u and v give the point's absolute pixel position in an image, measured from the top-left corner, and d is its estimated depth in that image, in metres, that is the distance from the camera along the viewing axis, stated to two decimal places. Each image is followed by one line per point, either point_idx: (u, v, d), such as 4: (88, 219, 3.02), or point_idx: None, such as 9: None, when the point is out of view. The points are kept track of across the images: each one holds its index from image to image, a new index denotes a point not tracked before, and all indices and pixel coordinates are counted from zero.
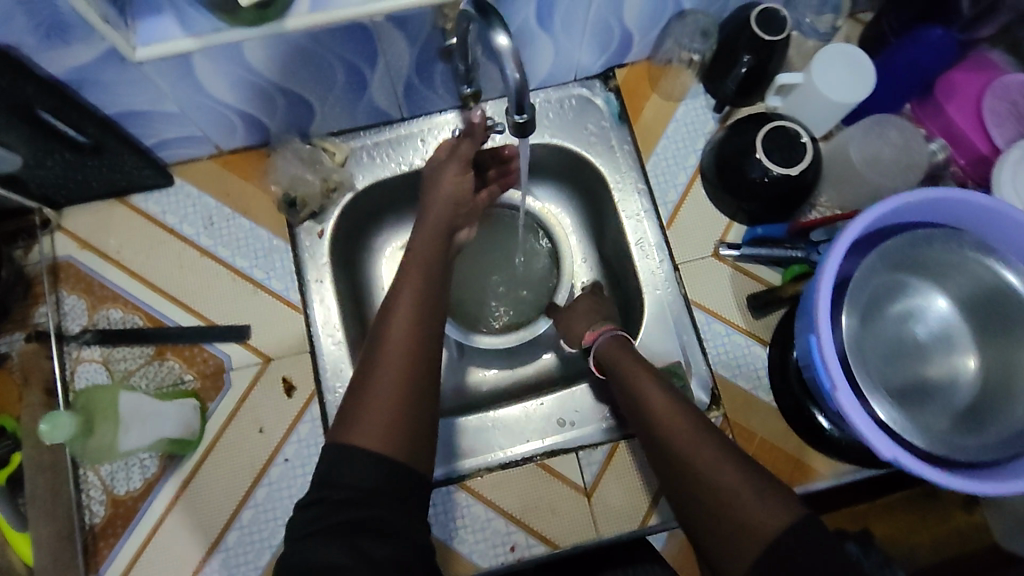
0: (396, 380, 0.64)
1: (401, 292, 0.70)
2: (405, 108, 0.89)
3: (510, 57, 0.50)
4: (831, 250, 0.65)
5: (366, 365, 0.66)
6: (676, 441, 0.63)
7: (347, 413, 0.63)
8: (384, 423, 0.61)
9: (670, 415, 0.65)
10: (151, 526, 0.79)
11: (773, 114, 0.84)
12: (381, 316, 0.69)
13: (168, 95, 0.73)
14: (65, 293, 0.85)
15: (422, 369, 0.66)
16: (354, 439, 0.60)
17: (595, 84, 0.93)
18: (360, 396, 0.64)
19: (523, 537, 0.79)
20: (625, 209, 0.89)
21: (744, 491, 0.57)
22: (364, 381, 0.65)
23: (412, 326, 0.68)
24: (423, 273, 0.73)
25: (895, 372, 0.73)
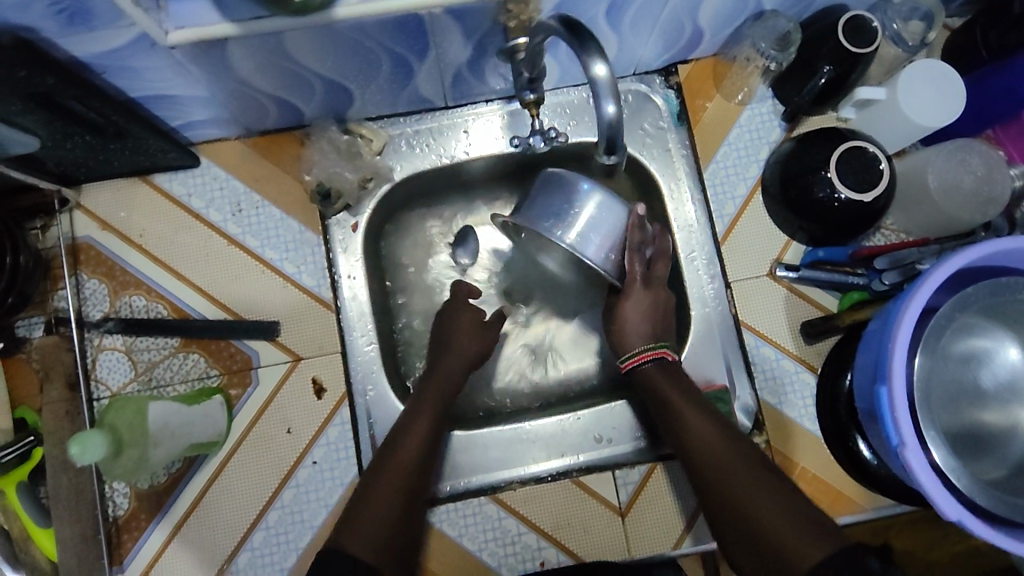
0: (397, 502, 0.64)
1: (415, 423, 0.71)
2: (450, 97, 0.83)
3: (609, 92, 0.50)
4: (922, 283, 0.61)
5: (370, 481, 0.66)
6: (730, 474, 0.62)
7: (344, 523, 0.62)
8: (377, 538, 0.61)
9: (719, 446, 0.64)
10: (177, 519, 0.77)
11: (849, 131, 0.78)
12: (390, 439, 0.70)
13: (198, 79, 0.67)
14: (85, 276, 0.81)
15: (418, 497, 0.67)
16: (345, 546, 0.59)
17: (655, 79, 0.87)
18: (358, 509, 0.63)
19: (553, 553, 0.78)
20: (677, 219, 0.85)
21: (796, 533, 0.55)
22: (363, 495, 0.64)
23: (419, 460, 0.69)
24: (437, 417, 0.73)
25: (953, 417, 0.70)
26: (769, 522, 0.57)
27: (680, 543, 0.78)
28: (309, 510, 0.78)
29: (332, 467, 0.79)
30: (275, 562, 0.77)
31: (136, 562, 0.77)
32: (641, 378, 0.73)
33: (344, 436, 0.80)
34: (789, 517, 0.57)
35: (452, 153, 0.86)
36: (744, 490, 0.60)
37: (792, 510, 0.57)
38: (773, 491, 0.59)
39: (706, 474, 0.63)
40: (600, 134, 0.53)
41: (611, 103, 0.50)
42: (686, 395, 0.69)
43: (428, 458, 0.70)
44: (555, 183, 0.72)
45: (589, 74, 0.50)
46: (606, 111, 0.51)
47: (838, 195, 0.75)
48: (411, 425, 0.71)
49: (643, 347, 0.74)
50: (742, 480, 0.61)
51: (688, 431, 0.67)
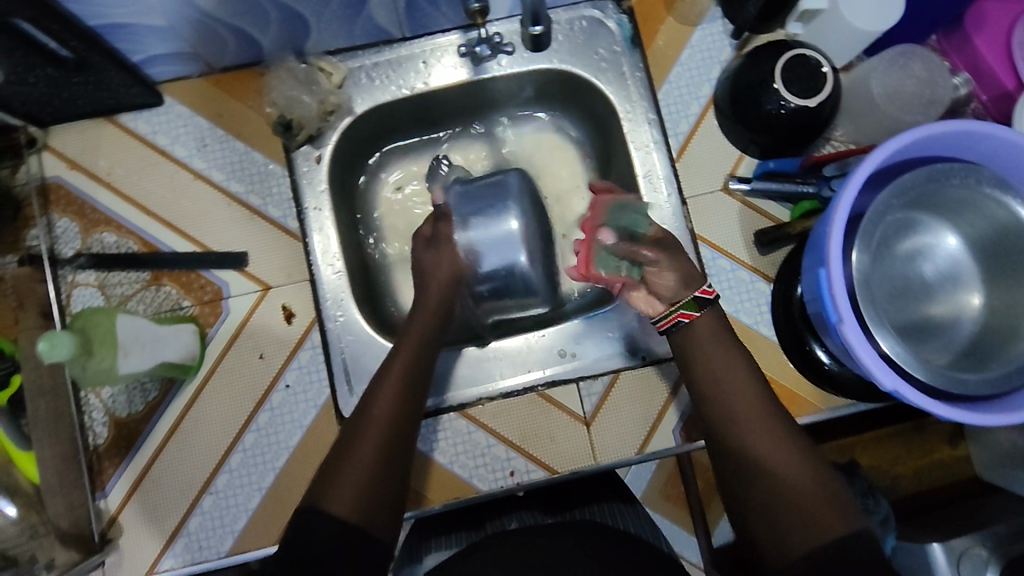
0: (379, 447, 0.63)
1: (389, 373, 0.69)
2: (406, 27, 0.85)
3: None
4: (846, 184, 0.63)
5: (345, 439, 0.64)
6: (757, 430, 0.60)
7: (324, 481, 0.61)
8: (359, 486, 0.60)
9: (760, 409, 0.61)
10: (157, 445, 0.80)
11: (793, 42, 0.80)
12: (365, 395, 0.68)
13: (153, 4, 0.69)
14: (56, 215, 0.83)
15: (403, 448, 0.65)
16: (322, 504, 0.59)
17: (608, 5, 0.88)
18: (336, 466, 0.62)
19: (522, 463, 0.80)
20: (634, 140, 0.86)
21: (824, 501, 0.55)
22: (341, 449, 0.63)
23: (398, 410, 0.66)
24: (414, 365, 0.71)
25: (898, 312, 0.73)
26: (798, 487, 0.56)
27: (644, 448, 0.81)
28: (284, 431, 0.80)
29: (305, 389, 0.81)
30: (252, 482, 0.79)
31: (119, 486, 0.79)
32: (690, 331, 0.67)
33: (316, 358, 0.82)
34: (814, 487, 0.56)
35: (411, 84, 0.87)
36: (776, 456, 0.58)
37: (814, 479, 0.56)
38: (796, 455, 0.58)
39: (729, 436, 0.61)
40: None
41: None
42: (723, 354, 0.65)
43: (409, 409, 0.67)
44: (484, 186, 0.89)
45: None
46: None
47: (784, 103, 0.77)
48: (385, 377, 0.69)
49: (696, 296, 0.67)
50: (768, 444, 0.59)
51: (725, 379, 0.63)
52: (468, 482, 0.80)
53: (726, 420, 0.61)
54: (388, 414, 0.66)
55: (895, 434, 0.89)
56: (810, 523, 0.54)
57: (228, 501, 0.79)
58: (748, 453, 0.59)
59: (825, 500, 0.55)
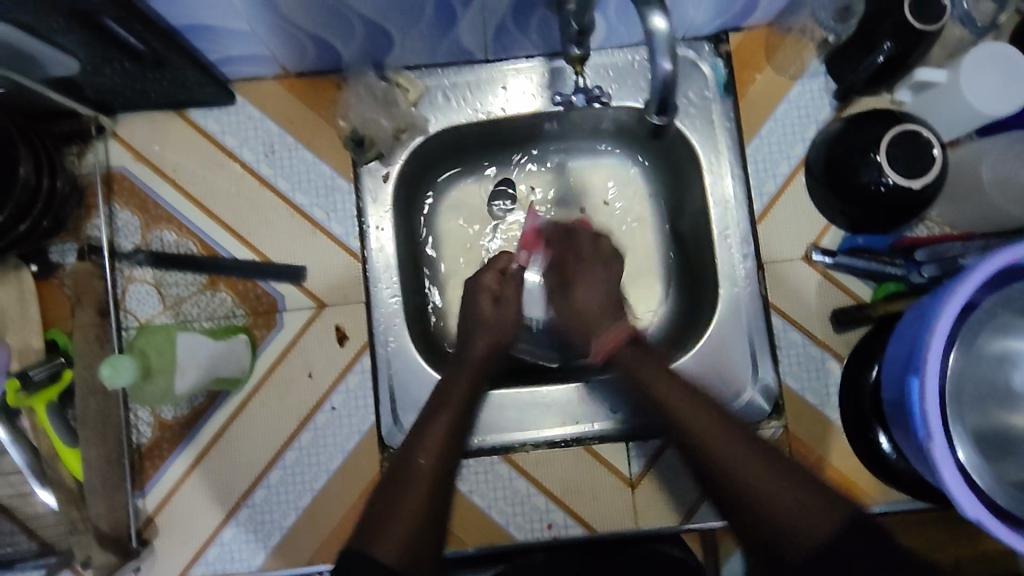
0: (427, 502, 0.62)
1: (435, 426, 0.67)
2: (490, 49, 0.80)
3: (666, 48, 0.51)
4: (958, 286, 0.60)
5: (391, 484, 0.63)
6: (716, 442, 0.62)
7: (371, 527, 0.59)
8: (407, 541, 0.58)
9: (719, 430, 0.62)
10: (198, 451, 0.79)
11: (903, 115, 0.76)
12: (411, 441, 0.67)
13: (241, 12, 0.66)
14: (118, 207, 0.81)
15: (444, 502, 0.63)
16: (370, 551, 0.57)
17: (703, 46, 0.83)
18: (381, 515, 0.60)
19: (560, 516, 0.79)
20: (714, 194, 0.82)
21: (795, 503, 0.56)
22: (389, 498, 0.61)
23: (443, 464, 0.65)
24: (459, 416, 0.69)
25: (979, 418, 0.65)
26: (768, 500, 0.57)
27: (686, 518, 0.78)
28: (326, 453, 0.79)
29: (350, 413, 0.80)
30: (289, 501, 0.79)
31: (158, 488, 0.79)
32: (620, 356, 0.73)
33: (364, 384, 0.80)
34: (790, 494, 0.57)
35: (488, 108, 0.84)
36: (738, 465, 0.60)
37: (781, 482, 0.58)
38: (765, 466, 0.59)
39: (692, 444, 0.63)
40: (652, 94, 0.56)
41: (667, 61, 0.52)
42: (672, 385, 0.67)
43: (453, 459, 0.66)
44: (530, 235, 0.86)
45: (648, 26, 0.51)
46: (662, 68, 0.53)
47: (883, 180, 0.72)
48: (432, 426, 0.67)
49: (615, 329, 0.75)
50: (733, 456, 0.60)
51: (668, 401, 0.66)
52: (505, 528, 0.79)
53: (681, 428, 0.64)
54: (432, 468, 0.64)
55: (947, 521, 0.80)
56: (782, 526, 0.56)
57: (264, 516, 0.79)
58: (709, 464, 0.61)
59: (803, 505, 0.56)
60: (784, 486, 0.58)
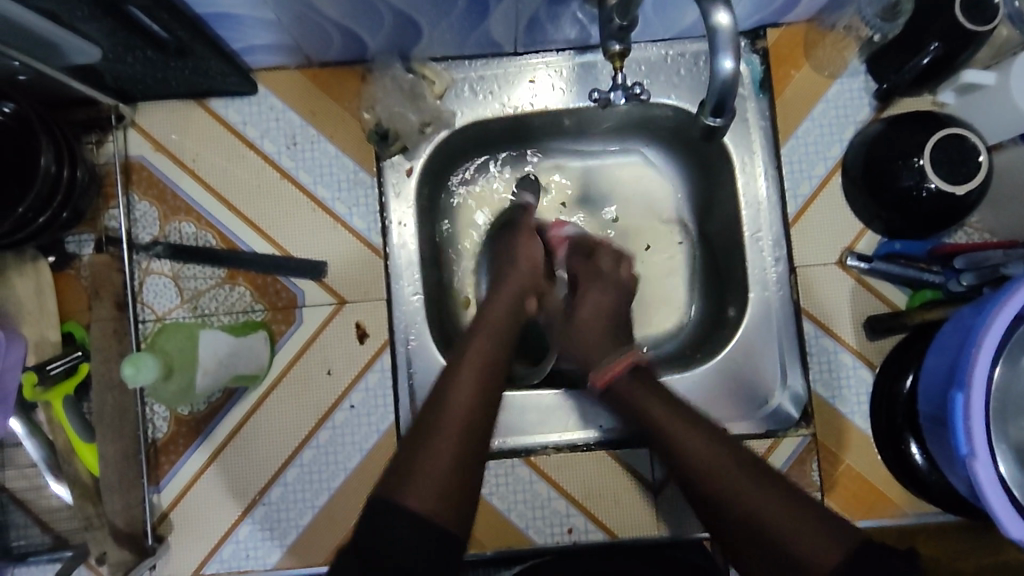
0: (462, 436, 0.57)
1: (468, 356, 0.63)
2: (520, 42, 0.78)
3: (730, 47, 0.49)
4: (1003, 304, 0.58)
5: (425, 421, 0.58)
6: (726, 480, 0.58)
7: (401, 469, 0.54)
8: (439, 486, 0.53)
9: (706, 448, 0.60)
10: (214, 447, 0.78)
11: (948, 117, 0.73)
12: (441, 379, 0.62)
13: (270, 0, 0.64)
14: (136, 197, 0.80)
15: (481, 445, 0.58)
16: (402, 497, 0.52)
17: (739, 42, 0.81)
18: (412, 455, 0.55)
19: (581, 521, 0.77)
20: (747, 194, 0.80)
21: (808, 540, 0.52)
22: (418, 439, 0.56)
23: (480, 399, 0.60)
24: (494, 346, 0.65)
25: (1021, 433, 0.63)
26: (773, 523, 0.54)
27: (710, 525, 0.77)
28: (344, 452, 0.78)
29: (369, 412, 0.78)
30: (306, 499, 0.77)
31: (174, 483, 0.78)
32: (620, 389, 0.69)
33: (383, 383, 0.79)
34: (806, 529, 0.53)
35: (516, 103, 0.81)
36: (751, 502, 0.56)
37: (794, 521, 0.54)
38: (763, 488, 0.57)
39: (699, 487, 0.59)
40: (710, 95, 0.53)
41: (729, 59, 0.50)
42: (670, 408, 0.65)
43: (491, 383, 0.62)
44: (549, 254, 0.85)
45: (709, 23, 0.49)
46: (722, 66, 0.50)
47: (926, 184, 0.70)
48: (467, 356, 0.63)
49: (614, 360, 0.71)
50: (724, 478, 0.58)
51: (675, 437, 0.62)
52: (524, 532, 0.77)
53: (690, 472, 0.60)
54: (470, 401, 0.59)
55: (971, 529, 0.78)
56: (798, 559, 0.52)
57: (280, 514, 0.77)
58: (722, 503, 0.57)
59: (808, 527, 0.53)
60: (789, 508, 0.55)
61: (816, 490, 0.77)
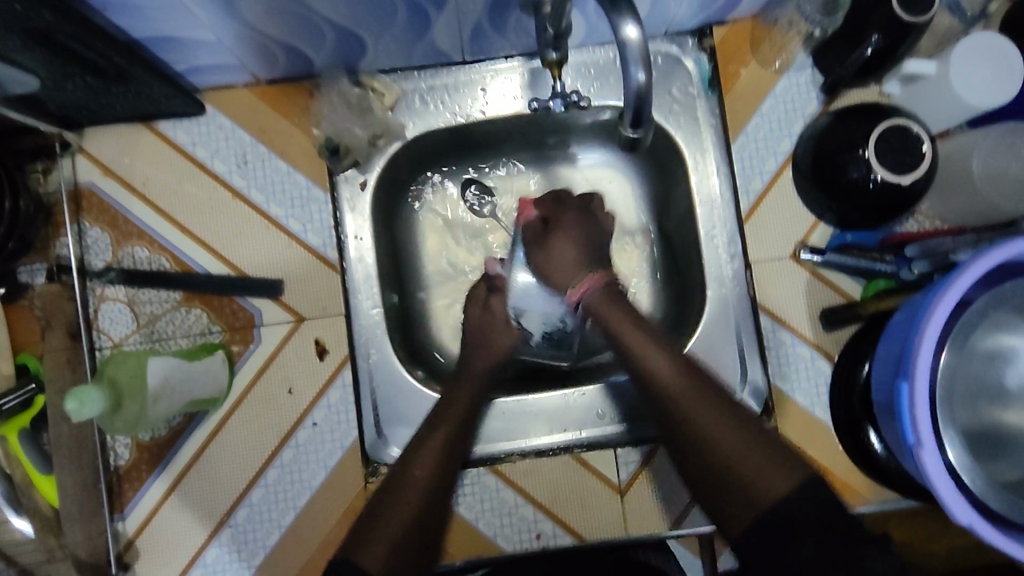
0: (414, 509, 0.62)
1: (434, 435, 0.68)
2: (467, 51, 0.78)
3: (638, 58, 0.50)
4: (940, 297, 0.58)
5: (388, 489, 0.63)
6: (686, 405, 0.61)
7: (358, 537, 0.59)
8: (389, 550, 0.58)
9: (691, 386, 0.62)
10: (175, 475, 0.77)
11: (892, 108, 0.74)
12: (407, 450, 0.67)
13: (205, 23, 0.64)
14: (87, 224, 0.79)
15: (436, 512, 0.63)
16: (357, 559, 0.57)
17: (686, 41, 0.81)
18: (373, 519, 0.61)
19: (549, 526, 0.78)
20: (699, 192, 0.80)
21: (763, 465, 0.57)
22: (375, 511, 0.61)
23: (436, 471, 0.65)
24: (464, 423, 0.70)
25: (970, 416, 0.64)
26: (720, 450, 0.59)
27: (678, 522, 0.77)
28: (309, 470, 0.78)
29: (332, 429, 0.78)
30: (273, 519, 0.77)
31: (138, 510, 0.77)
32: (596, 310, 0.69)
33: (345, 399, 0.78)
34: (760, 458, 0.58)
35: (466, 111, 0.81)
36: (713, 433, 0.59)
37: (754, 452, 0.58)
38: (736, 428, 0.59)
39: (670, 415, 0.62)
40: (629, 105, 0.54)
41: (641, 72, 0.51)
42: (639, 327, 0.66)
43: (448, 468, 0.67)
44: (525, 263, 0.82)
45: (620, 36, 0.50)
46: (635, 78, 0.51)
47: (873, 176, 0.71)
48: (429, 438, 0.68)
49: (581, 279, 0.72)
50: (696, 405, 0.61)
51: (643, 355, 0.64)
52: (493, 540, 0.77)
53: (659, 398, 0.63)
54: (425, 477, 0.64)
55: (932, 512, 0.79)
56: (748, 481, 0.57)
57: (247, 536, 0.77)
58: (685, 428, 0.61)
59: (768, 462, 0.57)
60: (749, 441, 0.59)
61: None
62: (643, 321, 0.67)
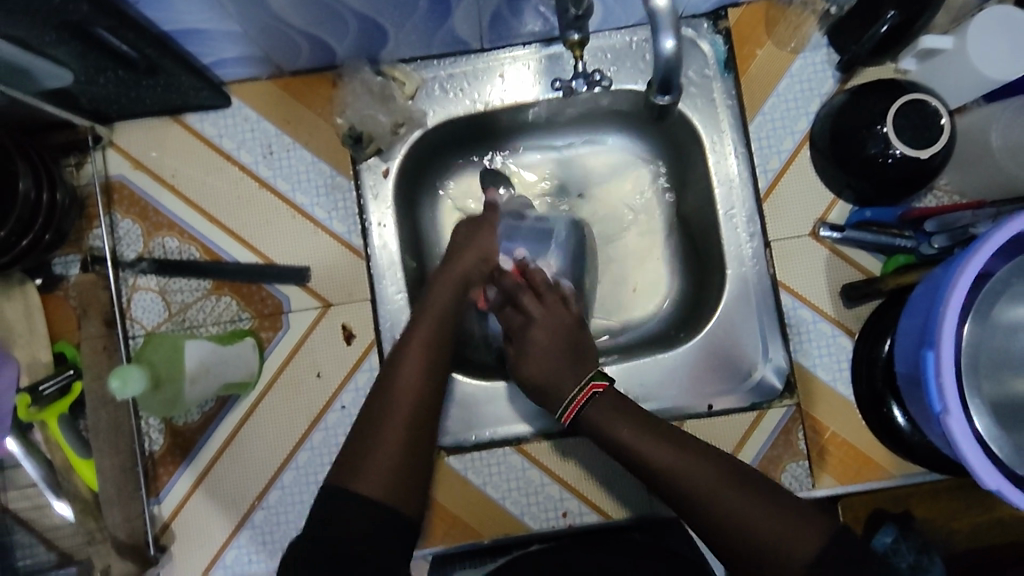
0: (405, 426, 0.63)
1: (410, 342, 0.68)
2: (486, 38, 0.79)
3: (670, 23, 0.51)
4: (965, 266, 0.59)
5: (372, 412, 0.64)
6: (707, 486, 0.60)
7: (351, 459, 0.61)
8: (386, 470, 0.60)
9: (690, 459, 0.62)
10: (202, 467, 0.79)
11: (910, 85, 0.75)
12: (392, 357, 0.68)
13: (234, 14, 0.65)
14: (119, 216, 0.81)
15: (428, 435, 0.64)
16: (351, 484, 0.59)
17: (702, 24, 0.82)
18: (360, 449, 0.61)
19: (575, 505, 0.79)
20: (718, 172, 0.81)
21: (788, 540, 0.56)
22: (365, 433, 0.63)
23: (424, 376, 0.66)
24: (438, 328, 0.70)
25: (995, 387, 0.64)
26: (738, 519, 0.58)
27: None
28: (338, 453, 0.79)
29: (360, 411, 0.80)
30: (304, 500, 0.79)
31: (172, 495, 0.79)
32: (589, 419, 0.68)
33: (372, 382, 0.80)
34: (785, 526, 0.57)
35: (486, 99, 0.83)
36: (729, 506, 0.59)
37: (778, 524, 0.57)
38: (747, 495, 0.59)
39: (679, 494, 0.61)
40: (658, 72, 0.55)
41: (670, 38, 0.51)
42: (626, 420, 0.66)
43: (436, 378, 0.67)
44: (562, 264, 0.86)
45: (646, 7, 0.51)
46: (665, 45, 0.52)
47: (892, 151, 0.71)
48: (409, 344, 0.68)
49: (577, 391, 0.69)
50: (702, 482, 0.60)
51: (640, 449, 0.64)
52: (520, 519, 0.79)
53: (665, 476, 0.62)
54: (412, 387, 0.65)
55: (958, 487, 0.79)
56: (777, 551, 0.56)
57: (279, 517, 0.78)
58: (698, 501, 0.60)
59: (788, 529, 0.57)
60: (767, 513, 0.58)
61: (803, 459, 0.78)
62: (624, 400, 0.69)
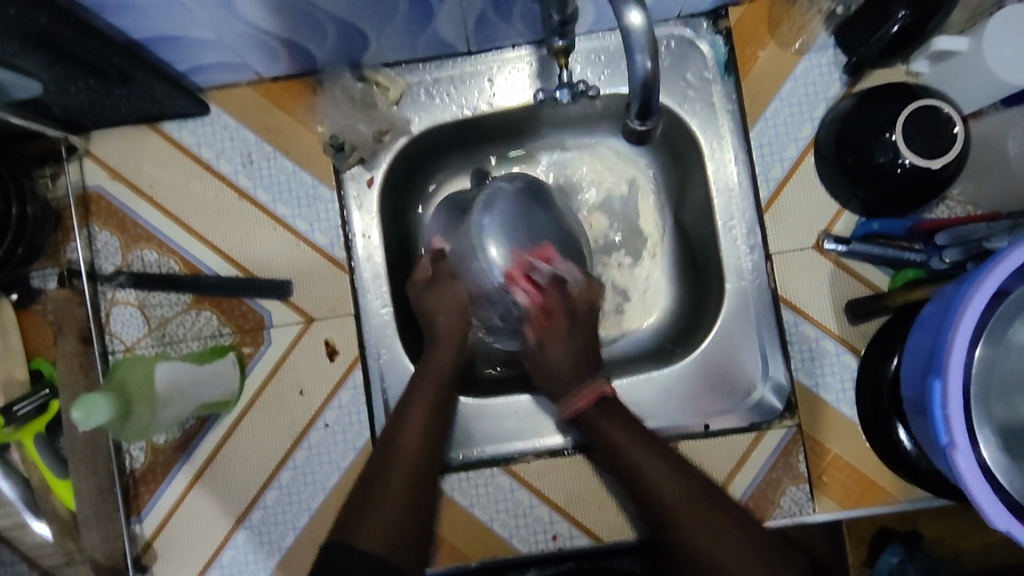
0: (409, 478, 0.62)
1: (410, 419, 0.67)
2: (473, 41, 0.76)
3: (645, 46, 0.48)
4: (977, 290, 0.55)
5: (372, 476, 0.62)
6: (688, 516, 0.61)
7: (354, 511, 0.59)
8: (391, 519, 0.58)
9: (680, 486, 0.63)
10: (198, 468, 0.77)
11: (923, 90, 0.70)
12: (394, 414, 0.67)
13: (204, 21, 0.62)
14: (96, 228, 0.79)
15: (430, 486, 0.63)
16: (354, 539, 0.56)
17: (701, 24, 0.77)
18: (365, 504, 0.59)
19: (565, 527, 0.76)
20: (717, 180, 0.77)
21: None
22: (369, 487, 0.61)
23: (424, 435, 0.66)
24: (434, 407, 0.69)
25: (1008, 415, 0.60)
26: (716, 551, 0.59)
27: None
28: (322, 472, 0.77)
29: (344, 430, 0.77)
30: (288, 521, 0.77)
31: (154, 514, 0.77)
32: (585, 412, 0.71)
33: (356, 400, 0.77)
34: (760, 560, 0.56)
35: (473, 104, 0.79)
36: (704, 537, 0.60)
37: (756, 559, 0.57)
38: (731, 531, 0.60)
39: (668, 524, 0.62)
40: (634, 96, 0.52)
41: (647, 59, 0.48)
42: (632, 434, 0.68)
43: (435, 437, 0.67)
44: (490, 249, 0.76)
45: (621, 22, 0.47)
46: (640, 65, 0.49)
47: (901, 160, 0.67)
48: (412, 405, 0.68)
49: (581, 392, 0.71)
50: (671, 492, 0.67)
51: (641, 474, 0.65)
52: (508, 542, 0.76)
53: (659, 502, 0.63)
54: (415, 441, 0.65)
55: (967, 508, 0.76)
56: None
57: (262, 537, 0.77)
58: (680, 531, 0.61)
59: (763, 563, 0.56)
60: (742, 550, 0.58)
61: (803, 482, 0.75)
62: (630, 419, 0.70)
